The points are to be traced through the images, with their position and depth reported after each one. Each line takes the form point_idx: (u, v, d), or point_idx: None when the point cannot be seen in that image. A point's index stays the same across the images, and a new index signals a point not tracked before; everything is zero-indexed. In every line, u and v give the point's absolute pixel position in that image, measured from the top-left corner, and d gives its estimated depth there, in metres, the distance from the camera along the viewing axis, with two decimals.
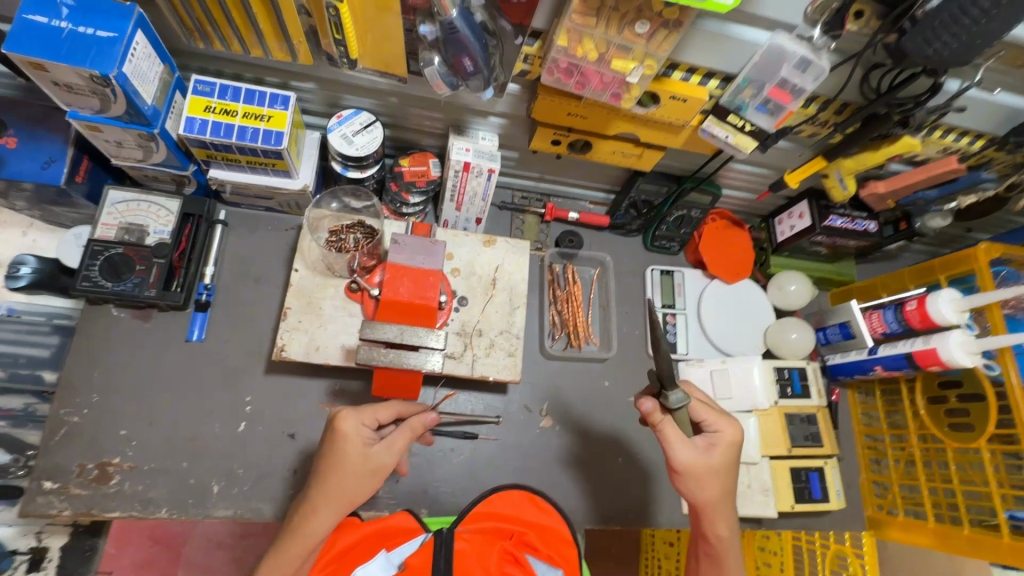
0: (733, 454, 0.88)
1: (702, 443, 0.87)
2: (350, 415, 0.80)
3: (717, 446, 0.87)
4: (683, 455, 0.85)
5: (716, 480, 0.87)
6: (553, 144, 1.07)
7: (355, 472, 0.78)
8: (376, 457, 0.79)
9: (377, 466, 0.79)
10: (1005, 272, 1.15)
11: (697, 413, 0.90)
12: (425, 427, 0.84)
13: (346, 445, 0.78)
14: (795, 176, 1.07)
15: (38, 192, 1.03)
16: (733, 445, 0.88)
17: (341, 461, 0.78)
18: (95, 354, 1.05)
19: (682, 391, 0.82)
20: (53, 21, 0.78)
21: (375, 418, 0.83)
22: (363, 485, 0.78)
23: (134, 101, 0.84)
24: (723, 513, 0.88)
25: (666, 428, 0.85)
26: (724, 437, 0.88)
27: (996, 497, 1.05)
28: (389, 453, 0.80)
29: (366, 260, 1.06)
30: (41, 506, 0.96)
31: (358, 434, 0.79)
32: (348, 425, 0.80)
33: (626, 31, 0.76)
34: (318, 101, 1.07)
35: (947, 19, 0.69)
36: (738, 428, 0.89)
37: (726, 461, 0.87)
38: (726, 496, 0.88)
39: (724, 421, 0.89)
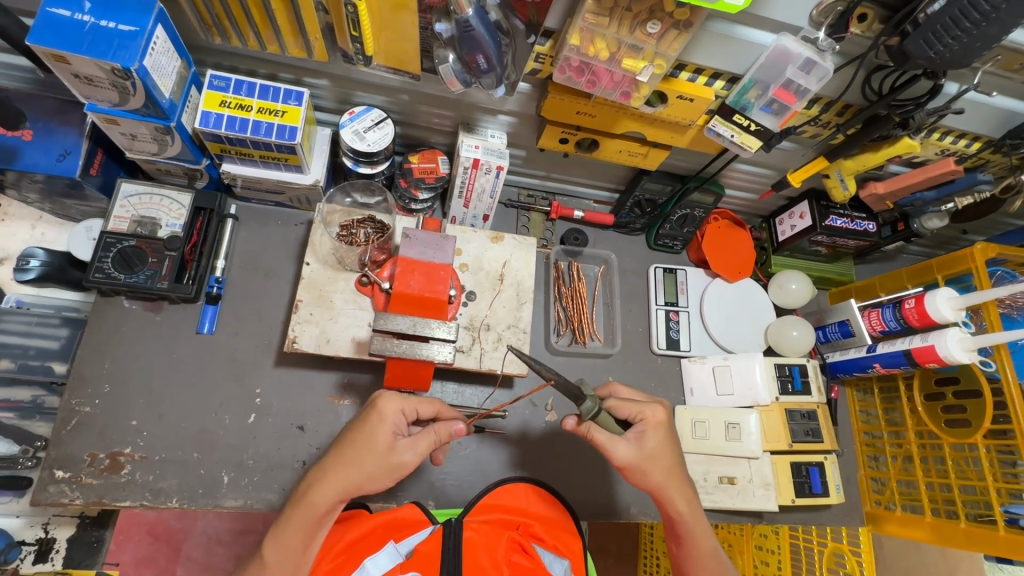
0: (667, 438, 0.91)
1: (634, 434, 0.90)
2: (391, 398, 0.84)
3: (647, 433, 0.90)
4: (619, 450, 0.88)
5: (659, 463, 0.90)
6: (561, 142, 1.10)
7: (375, 455, 0.80)
8: (397, 452, 0.81)
9: (396, 462, 0.81)
10: (1000, 272, 1.18)
11: (620, 407, 0.93)
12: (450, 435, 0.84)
13: (378, 427, 0.81)
14: (796, 175, 1.09)
15: (52, 184, 1.04)
16: (661, 428, 0.91)
17: (367, 440, 0.81)
18: (106, 346, 1.06)
19: (592, 399, 0.86)
20: (75, 15, 0.80)
21: (415, 409, 0.86)
22: (378, 475, 0.80)
23: (153, 94, 0.86)
24: (677, 489, 0.91)
25: (594, 434, 0.87)
26: (649, 422, 0.91)
27: (992, 491, 1.07)
28: (410, 452, 0.82)
29: (377, 254, 1.07)
30: (53, 495, 0.97)
31: (392, 420, 0.82)
32: (389, 407, 0.83)
33: (637, 31, 0.79)
34: (330, 97, 1.09)
35: (948, 21, 0.71)
36: (663, 411, 0.92)
37: (662, 445, 0.90)
38: (675, 474, 0.91)
39: (646, 408, 0.91)
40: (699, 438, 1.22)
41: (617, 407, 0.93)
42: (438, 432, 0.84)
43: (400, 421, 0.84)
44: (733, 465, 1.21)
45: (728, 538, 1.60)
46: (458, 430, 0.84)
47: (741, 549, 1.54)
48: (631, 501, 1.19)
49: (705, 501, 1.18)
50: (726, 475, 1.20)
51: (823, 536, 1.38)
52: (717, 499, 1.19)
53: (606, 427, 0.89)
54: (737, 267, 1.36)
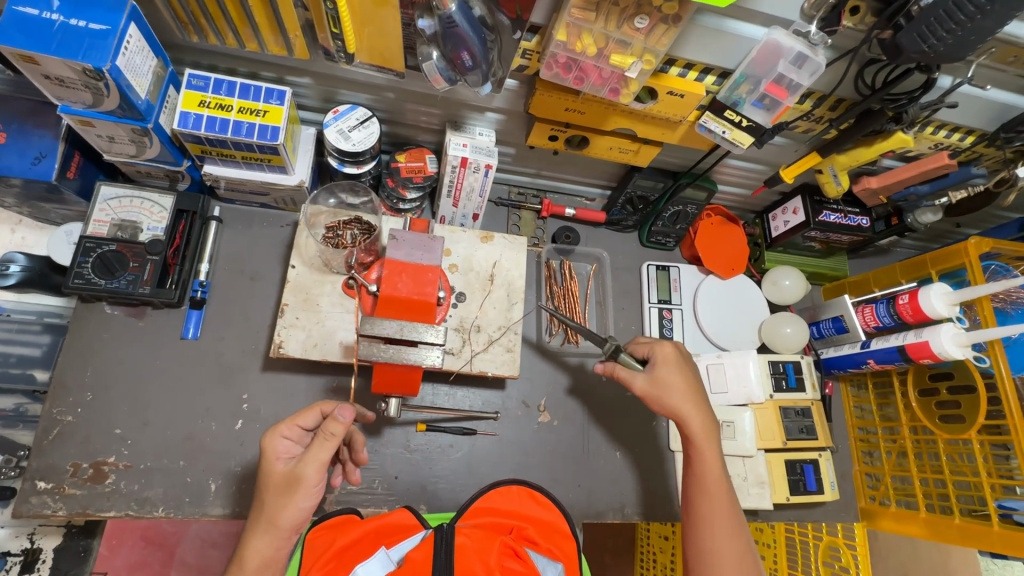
0: (678, 367, 0.97)
1: (649, 366, 0.99)
2: (271, 433, 0.77)
3: (659, 364, 0.98)
4: (634, 380, 0.98)
5: (669, 389, 0.96)
6: (550, 140, 1.08)
7: (277, 487, 0.73)
8: (290, 470, 0.73)
9: (294, 478, 0.72)
10: (994, 266, 1.17)
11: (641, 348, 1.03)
12: (342, 427, 0.72)
13: (268, 465, 0.75)
14: (789, 171, 1.08)
15: (28, 188, 1.02)
16: (672, 359, 0.98)
17: (263, 481, 0.74)
18: (87, 352, 1.04)
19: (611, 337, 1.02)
20: (44, 13, 0.77)
21: (297, 425, 0.78)
22: (285, 501, 0.72)
23: (128, 95, 0.83)
24: (688, 412, 0.94)
25: (614, 369, 1.01)
26: (660, 353, 0.99)
27: (986, 486, 1.07)
28: (303, 463, 0.72)
29: (363, 256, 1.05)
30: (35, 507, 0.95)
31: (275, 452, 0.75)
32: (268, 441, 0.76)
33: (625, 26, 0.77)
34: (314, 96, 1.07)
35: (943, 14, 0.69)
36: (674, 346, 0.99)
37: (673, 374, 0.97)
38: (686, 396, 0.95)
39: (658, 345, 1.00)
40: None
41: (635, 347, 1.03)
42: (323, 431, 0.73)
43: (288, 446, 0.77)
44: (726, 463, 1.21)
45: None
46: (345, 414, 0.72)
47: None
48: (626, 501, 1.19)
49: None
50: None
51: (819, 530, 1.37)
52: None
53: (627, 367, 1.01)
54: (730, 263, 1.35)
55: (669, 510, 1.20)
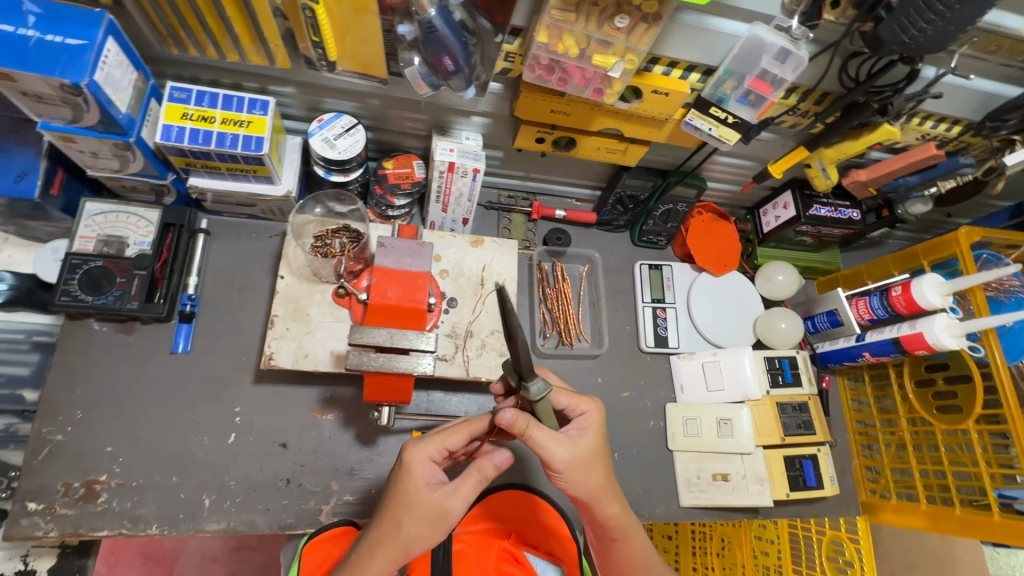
0: (600, 436, 0.86)
1: (570, 432, 0.85)
2: (419, 449, 0.78)
3: (586, 432, 0.84)
4: (555, 450, 0.79)
5: (593, 470, 0.82)
6: (537, 142, 1.07)
7: (422, 515, 0.75)
8: (443, 503, 0.76)
9: (444, 512, 0.75)
10: (985, 255, 1.17)
11: (559, 398, 0.88)
12: (494, 472, 0.78)
13: (415, 487, 0.76)
14: (778, 166, 1.07)
15: (12, 206, 1.01)
16: (598, 430, 0.86)
17: (408, 503, 0.75)
18: (76, 369, 1.03)
19: (543, 380, 0.76)
20: (19, 30, 0.76)
21: (444, 449, 0.79)
22: (428, 531, 0.75)
23: (107, 109, 0.82)
24: (609, 498, 0.85)
25: (533, 432, 0.77)
26: (587, 419, 0.86)
27: (985, 477, 1.07)
28: (457, 499, 0.76)
29: (353, 264, 1.03)
30: (26, 529, 0.94)
31: (425, 475, 0.77)
32: (419, 459, 0.77)
33: (605, 26, 0.76)
34: (298, 105, 1.06)
35: (920, 6, 0.69)
36: (599, 405, 0.88)
37: (597, 445, 0.84)
38: (606, 479, 0.84)
39: (585, 403, 0.88)
40: (693, 436, 1.22)
41: (557, 395, 0.88)
42: (477, 469, 0.78)
43: (432, 469, 0.78)
44: (725, 461, 1.20)
45: (726, 532, 1.56)
46: (503, 459, 0.79)
47: (739, 541, 1.52)
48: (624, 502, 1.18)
49: (698, 500, 1.18)
50: (718, 472, 1.20)
51: (822, 525, 1.38)
52: (711, 496, 1.19)
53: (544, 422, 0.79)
54: (722, 260, 1.35)
55: (669, 510, 1.19)
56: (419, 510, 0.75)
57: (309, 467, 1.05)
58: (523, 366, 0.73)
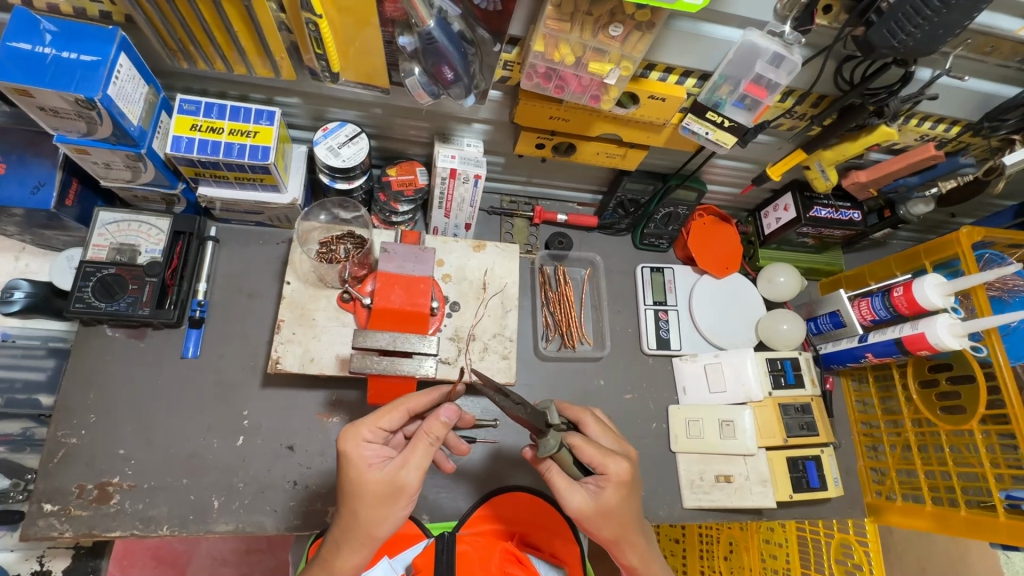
0: (626, 494, 0.82)
1: (592, 485, 0.83)
2: (352, 435, 0.79)
3: (605, 489, 0.82)
4: (572, 499, 0.83)
5: (612, 521, 0.83)
6: (537, 148, 1.09)
7: (375, 497, 0.76)
8: (392, 478, 0.76)
9: (396, 487, 0.76)
10: (988, 255, 1.17)
11: (584, 452, 0.83)
12: (443, 431, 0.78)
13: (360, 471, 0.77)
14: (776, 169, 1.10)
15: (29, 217, 1.04)
16: (622, 488, 0.82)
17: (357, 490, 0.77)
18: (90, 374, 1.06)
19: (554, 437, 0.81)
20: (36, 48, 0.80)
21: (380, 429, 0.80)
22: (387, 510, 0.77)
23: (120, 122, 0.85)
24: (631, 545, 0.86)
25: (551, 474, 0.85)
26: (610, 478, 0.82)
27: (991, 477, 1.06)
28: (406, 471, 0.77)
29: (357, 270, 1.06)
30: (42, 529, 0.96)
31: (365, 458, 0.78)
32: (354, 447, 0.78)
33: (600, 34, 0.78)
34: (304, 115, 1.09)
35: (909, 10, 0.71)
36: (626, 467, 0.82)
37: (618, 503, 0.82)
38: (625, 530, 0.84)
39: (610, 461, 0.82)
40: (695, 437, 1.23)
41: (581, 449, 0.83)
42: (424, 435, 0.78)
43: (374, 451, 0.79)
44: (728, 462, 1.21)
45: (732, 534, 1.57)
46: (449, 414, 0.77)
47: (747, 544, 1.52)
48: None
49: (702, 501, 1.19)
50: (722, 473, 1.20)
51: (830, 528, 1.38)
52: (714, 498, 1.19)
53: (564, 469, 0.85)
54: (724, 262, 1.35)
55: (673, 511, 1.20)
56: (371, 491, 0.76)
57: (316, 469, 1.07)
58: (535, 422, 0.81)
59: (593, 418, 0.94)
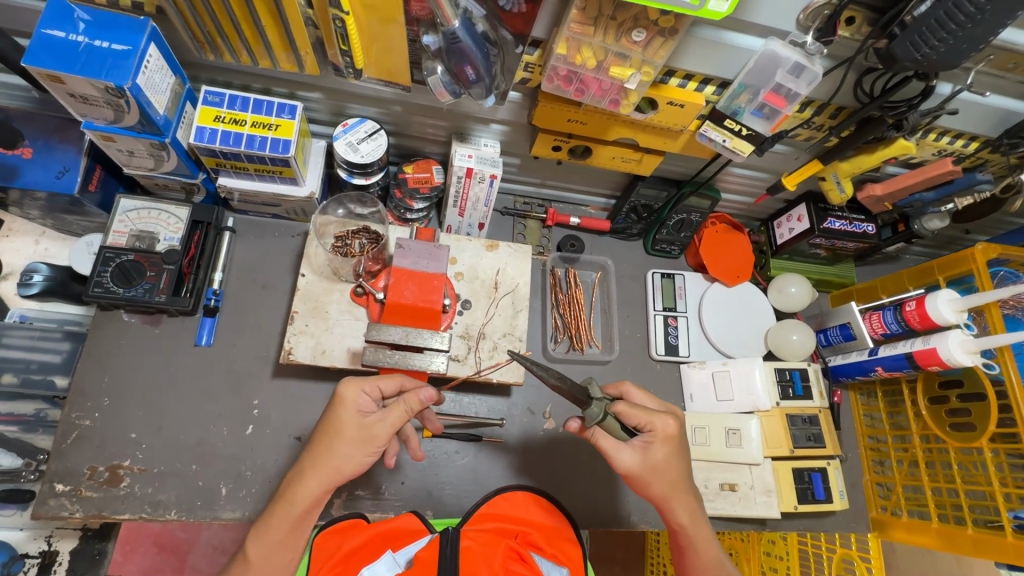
0: (676, 451, 0.87)
1: (640, 443, 0.86)
2: (352, 380, 0.81)
3: (655, 444, 0.86)
4: (622, 457, 0.86)
5: (663, 477, 0.86)
6: (554, 150, 1.10)
7: (350, 437, 0.79)
8: (369, 429, 0.79)
9: (371, 436, 0.79)
10: (1003, 272, 1.16)
11: (631, 413, 0.87)
12: (421, 405, 0.81)
13: (343, 412, 0.80)
14: (792, 178, 1.09)
15: (53, 201, 1.07)
16: (669, 442, 0.86)
17: (337, 426, 0.79)
18: (105, 359, 1.07)
19: (598, 405, 0.83)
20: (70, 35, 0.82)
21: (378, 386, 0.84)
22: (355, 452, 0.79)
23: (147, 111, 0.87)
24: (680, 501, 0.87)
25: (599, 440, 0.87)
26: (657, 434, 0.86)
27: (999, 496, 1.05)
28: (382, 424, 0.80)
29: (371, 264, 1.08)
30: (53, 509, 0.97)
31: (356, 401, 0.80)
32: (350, 390, 0.81)
33: (623, 39, 0.79)
34: (324, 110, 1.10)
35: (935, 23, 0.71)
36: (673, 422, 0.87)
37: (669, 458, 0.86)
38: (678, 486, 0.87)
39: (657, 418, 0.86)
40: (701, 444, 1.20)
41: (626, 414, 0.87)
42: (407, 402, 0.81)
43: (366, 401, 0.82)
44: (734, 471, 1.20)
45: (733, 544, 1.54)
46: (429, 394, 0.82)
47: (747, 555, 1.48)
48: (633, 510, 1.17)
49: (705, 509, 1.17)
50: (728, 482, 1.19)
51: (831, 542, 1.34)
52: (719, 507, 1.17)
53: (611, 434, 0.87)
54: (736, 270, 1.36)
55: None
56: (348, 432, 0.79)
57: None
58: (576, 392, 0.84)
59: (633, 388, 0.96)
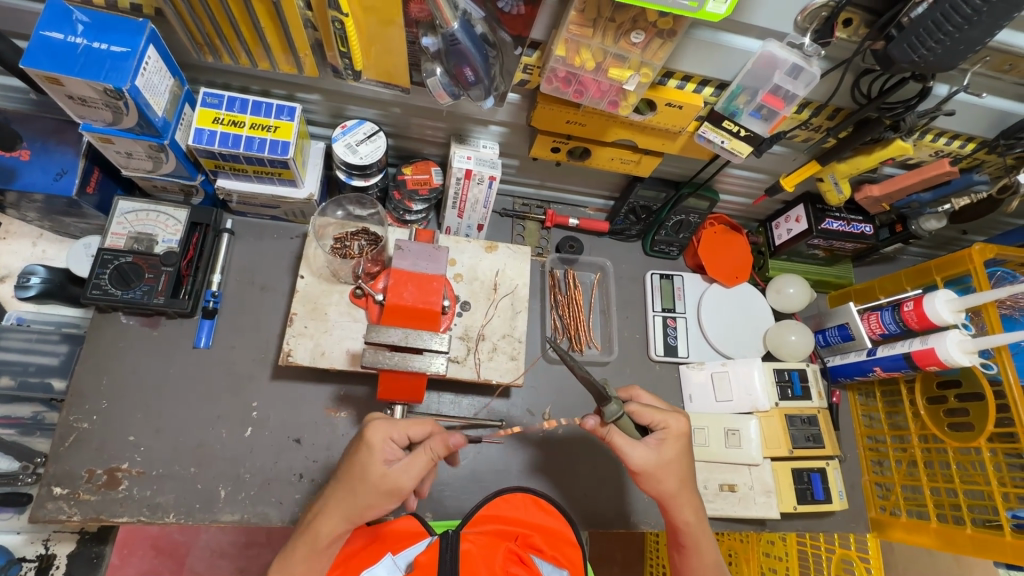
0: (685, 449, 0.89)
1: (653, 441, 0.88)
2: (380, 425, 0.81)
3: (667, 441, 0.87)
4: (635, 454, 0.86)
5: (673, 474, 0.87)
6: (553, 151, 1.10)
7: (374, 486, 0.79)
8: (394, 479, 0.79)
9: (392, 487, 0.78)
10: (1000, 272, 1.17)
11: (643, 411, 0.90)
12: (447, 452, 0.80)
13: (368, 460, 0.79)
14: (789, 179, 1.10)
15: (50, 203, 1.06)
16: (680, 440, 0.89)
17: (362, 474, 0.79)
18: (103, 361, 1.07)
19: (616, 402, 0.85)
20: (68, 37, 0.81)
21: (406, 434, 0.82)
22: (379, 501, 0.79)
23: (146, 113, 0.87)
24: (686, 500, 0.88)
25: (614, 437, 0.86)
26: (670, 432, 0.88)
27: (997, 496, 1.05)
28: (406, 476, 0.79)
29: (370, 266, 1.07)
30: (51, 512, 0.97)
31: (383, 449, 0.80)
32: (377, 435, 0.80)
33: (621, 41, 0.79)
34: (322, 112, 1.10)
35: (931, 25, 0.71)
36: (685, 421, 0.89)
37: (679, 456, 0.88)
38: (685, 485, 0.89)
39: (670, 417, 0.89)
40: (700, 445, 1.21)
41: (639, 412, 0.89)
42: (431, 450, 0.80)
43: (391, 448, 0.81)
44: (734, 472, 1.20)
45: (732, 545, 1.54)
46: (457, 441, 0.80)
47: (746, 556, 1.49)
48: (633, 511, 1.17)
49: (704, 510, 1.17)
50: (727, 482, 1.19)
51: (831, 543, 1.35)
52: (719, 507, 1.17)
53: (625, 432, 0.87)
54: (734, 271, 1.36)
55: None
56: (371, 480, 0.78)
57: (322, 463, 1.08)
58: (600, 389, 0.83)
59: (642, 392, 0.99)
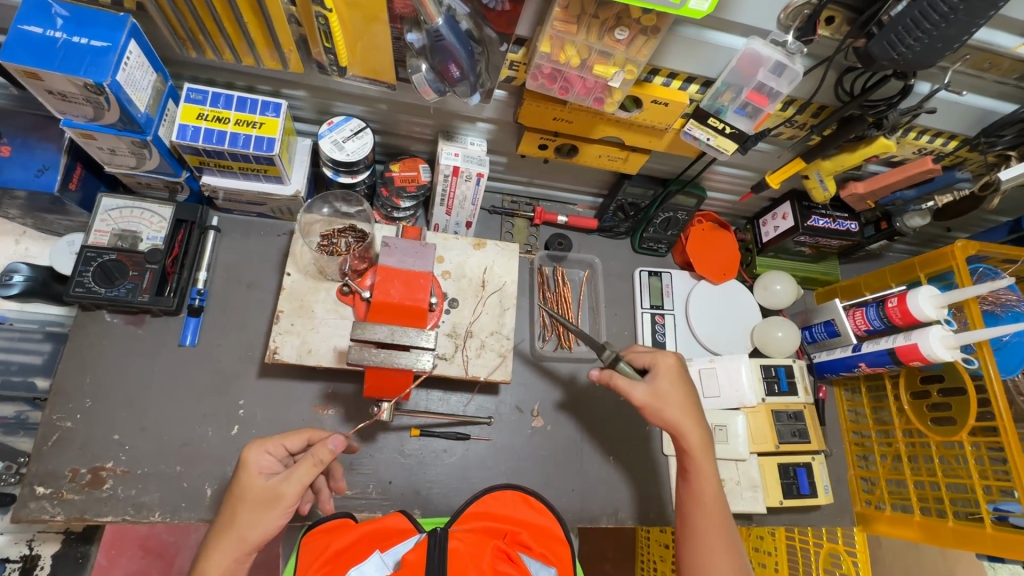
0: (679, 380, 0.98)
1: (650, 378, 0.99)
2: (255, 444, 0.81)
3: (660, 374, 0.98)
4: (635, 390, 0.97)
5: (670, 402, 0.96)
6: (540, 148, 1.10)
7: (253, 502, 0.77)
8: (274, 487, 0.77)
9: (274, 494, 0.76)
10: (982, 269, 1.18)
11: (637, 356, 1.03)
12: (330, 456, 0.77)
13: (247, 479, 0.78)
14: (775, 176, 1.10)
15: (32, 200, 1.05)
16: (674, 372, 0.99)
17: (240, 494, 0.77)
18: (86, 359, 1.06)
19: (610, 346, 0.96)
20: (47, 31, 0.81)
21: (282, 445, 0.83)
22: (259, 516, 0.76)
23: (127, 109, 0.86)
24: (692, 425, 0.95)
25: (615, 379, 0.99)
26: (662, 366, 0.99)
27: (978, 488, 1.07)
28: (287, 482, 0.77)
29: (357, 263, 1.07)
30: (33, 512, 0.96)
31: (258, 464, 0.79)
32: (253, 453, 0.80)
33: (606, 38, 0.79)
34: (309, 108, 1.10)
35: (909, 23, 0.72)
36: (678, 357, 1.00)
37: (674, 386, 0.97)
38: (689, 414, 0.96)
39: (659, 356, 1.01)
40: None
41: (633, 356, 1.03)
42: (315, 458, 0.77)
43: (269, 462, 0.80)
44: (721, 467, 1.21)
45: None
46: (336, 442, 0.77)
47: None
48: (621, 506, 1.18)
49: None
50: None
51: (819, 538, 1.38)
52: None
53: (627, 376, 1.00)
54: (723, 268, 1.37)
55: (666, 515, 1.19)
56: (248, 500, 0.77)
57: None
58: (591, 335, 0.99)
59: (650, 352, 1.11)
